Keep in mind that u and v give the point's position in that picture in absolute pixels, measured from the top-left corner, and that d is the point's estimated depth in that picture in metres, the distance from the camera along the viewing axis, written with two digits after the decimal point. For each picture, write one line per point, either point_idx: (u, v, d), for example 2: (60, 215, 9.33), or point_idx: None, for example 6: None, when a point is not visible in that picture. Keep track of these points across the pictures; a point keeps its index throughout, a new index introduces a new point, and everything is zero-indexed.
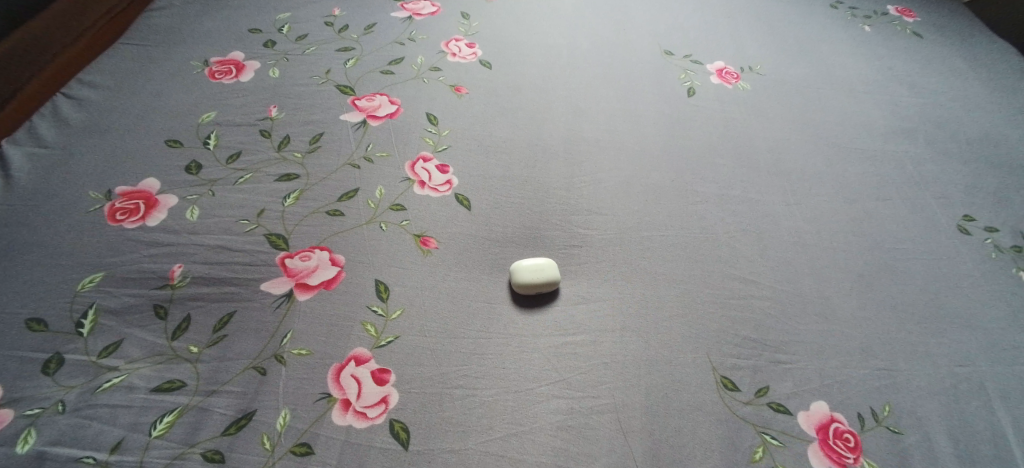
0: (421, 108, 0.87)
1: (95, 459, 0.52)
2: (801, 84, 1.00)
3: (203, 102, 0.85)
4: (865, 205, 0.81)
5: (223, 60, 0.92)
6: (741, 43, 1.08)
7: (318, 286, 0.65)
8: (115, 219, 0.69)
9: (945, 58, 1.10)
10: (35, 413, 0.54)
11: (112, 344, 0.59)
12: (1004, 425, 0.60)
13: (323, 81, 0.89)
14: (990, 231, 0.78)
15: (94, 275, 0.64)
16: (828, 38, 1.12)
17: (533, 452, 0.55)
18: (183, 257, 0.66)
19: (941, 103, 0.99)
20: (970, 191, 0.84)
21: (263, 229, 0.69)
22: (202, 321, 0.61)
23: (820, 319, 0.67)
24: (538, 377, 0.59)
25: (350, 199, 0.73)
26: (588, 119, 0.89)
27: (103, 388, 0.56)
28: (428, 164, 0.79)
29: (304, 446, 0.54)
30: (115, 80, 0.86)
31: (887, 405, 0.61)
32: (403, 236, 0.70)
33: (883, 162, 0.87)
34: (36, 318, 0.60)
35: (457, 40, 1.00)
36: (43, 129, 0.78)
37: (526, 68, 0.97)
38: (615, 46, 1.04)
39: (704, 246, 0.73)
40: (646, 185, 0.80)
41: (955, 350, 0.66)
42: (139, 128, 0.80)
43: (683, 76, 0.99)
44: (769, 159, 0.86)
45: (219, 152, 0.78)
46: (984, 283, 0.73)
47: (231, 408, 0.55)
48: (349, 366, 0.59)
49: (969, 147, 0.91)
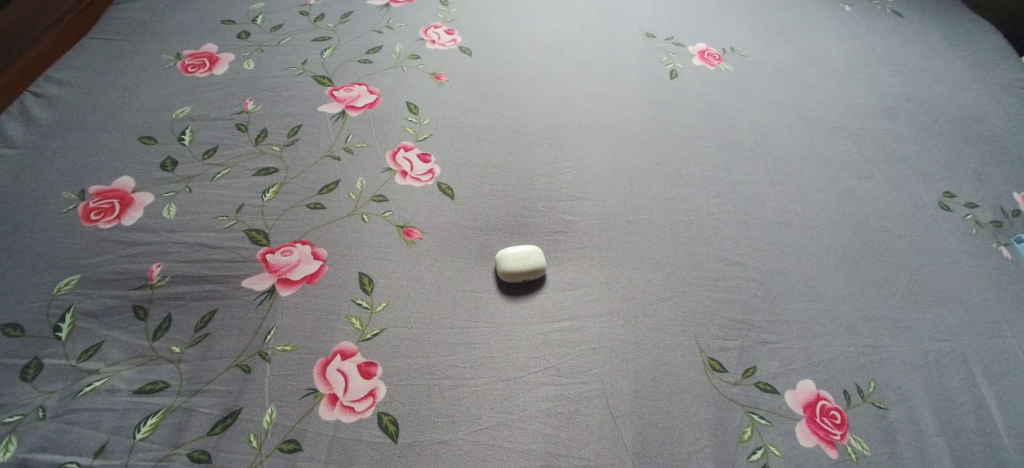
0: (401, 98, 0.85)
1: (79, 464, 0.51)
2: (783, 63, 1.00)
3: (177, 96, 0.82)
4: (848, 183, 0.81)
5: (196, 52, 0.89)
6: (724, 24, 1.07)
7: (301, 281, 0.64)
8: (89, 219, 0.67)
9: (924, 35, 1.10)
10: (14, 420, 0.53)
11: (92, 347, 0.58)
12: (985, 395, 0.61)
13: (300, 72, 0.87)
14: (970, 205, 0.79)
15: (70, 277, 0.62)
16: (810, 17, 1.12)
17: (523, 440, 0.55)
18: (162, 256, 0.64)
19: (921, 80, 1.00)
20: (950, 167, 0.84)
21: (242, 225, 0.68)
22: (183, 320, 0.60)
23: (805, 297, 0.67)
24: (527, 365, 0.59)
25: (331, 192, 0.72)
26: (571, 104, 0.89)
27: (83, 392, 0.55)
28: (409, 154, 0.78)
29: (292, 442, 0.53)
30: (84, 76, 0.84)
31: (871, 381, 0.61)
32: (386, 227, 0.69)
33: (865, 140, 0.88)
34: (11, 324, 0.59)
35: (436, 27, 0.98)
36: (10, 129, 0.76)
37: (507, 54, 0.96)
38: (596, 30, 1.03)
39: (690, 229, 0.73)
40: (631, 170, 0.80)
41: (937, 324, 0.67)
42: (111, 125, 0.78)
43: (666, 58, 0.99)
44: (752, 139, 0.86)
45: (195, 148, 0.76)
46: (964, 257, 0.73)
47: (216, 407, 0.55)
48: (335, 360, 0.58)
49: (949, 123, 0.92)
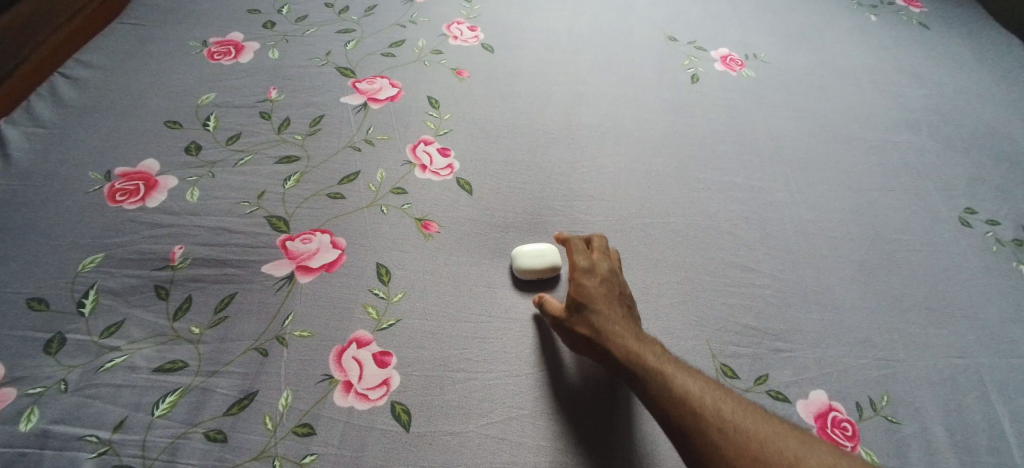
0: (422, 92, 0.86)
1: (98, 437, 0.52)
2: (805, 72, 1.00)
3: (203, 83, 0.84)
4: (867, 195, 0.81)
5: (223, 40, 0.91)
6: (746, 30, 1.07)
7: (319, 269, 0.65)
8: (114, 200, 0.69)
9: (951, 48, 1.09)
10: (37, 392, 0.54)
11: (114, 324, 0.59)
12: (999, 414, 0.61)
13: (324, 63, 0.88)
14: (990, 223, 0.79)
15: (94, 256, 0.64)
16: (834, 25, 1.11)
17: (533, 436, 0.55)
18: (184, 239, 0.66)
19: (946, 93, 0.99)
20: (972, 183, 0.84)
21: (263, 211, 0.69)
22: (203, 302, 0.61)
23: (819, 307, 0.67)
24: (539, 362, 0.60)
25: (351, 182, 0.73)
26: (591, 104, 0.89)
27: (105, 367, 0.56)
28: (429, 148, 0.78)
29: (307, 426, 0.54)
30: (113, 59, 0.85)
31: (884, 394, 0.61)
32: (404, 220, 0.70)
33: (886, 152, 0.87)
34: (36, 298, 0.60)
35: (459, 23, 0.99)
36: (40, 108, 0.77)
37: (529, 52, 0.96)
38: (618, 31, 1.03)
39: (706, 234, 0.73)
40: (649, 172, 0.80)
41: (953, 340, 0.66)
42: (138, 109, 0.79)
43: (687, 62, 0.98)
44: (772, 147, 0.86)
45: (219, 134, 0.77)
46: (983, 274, 0.73)
47: (233, 388, 0.56)
48: (351, 348, 0.59)
49: (972, 138, 0.91)
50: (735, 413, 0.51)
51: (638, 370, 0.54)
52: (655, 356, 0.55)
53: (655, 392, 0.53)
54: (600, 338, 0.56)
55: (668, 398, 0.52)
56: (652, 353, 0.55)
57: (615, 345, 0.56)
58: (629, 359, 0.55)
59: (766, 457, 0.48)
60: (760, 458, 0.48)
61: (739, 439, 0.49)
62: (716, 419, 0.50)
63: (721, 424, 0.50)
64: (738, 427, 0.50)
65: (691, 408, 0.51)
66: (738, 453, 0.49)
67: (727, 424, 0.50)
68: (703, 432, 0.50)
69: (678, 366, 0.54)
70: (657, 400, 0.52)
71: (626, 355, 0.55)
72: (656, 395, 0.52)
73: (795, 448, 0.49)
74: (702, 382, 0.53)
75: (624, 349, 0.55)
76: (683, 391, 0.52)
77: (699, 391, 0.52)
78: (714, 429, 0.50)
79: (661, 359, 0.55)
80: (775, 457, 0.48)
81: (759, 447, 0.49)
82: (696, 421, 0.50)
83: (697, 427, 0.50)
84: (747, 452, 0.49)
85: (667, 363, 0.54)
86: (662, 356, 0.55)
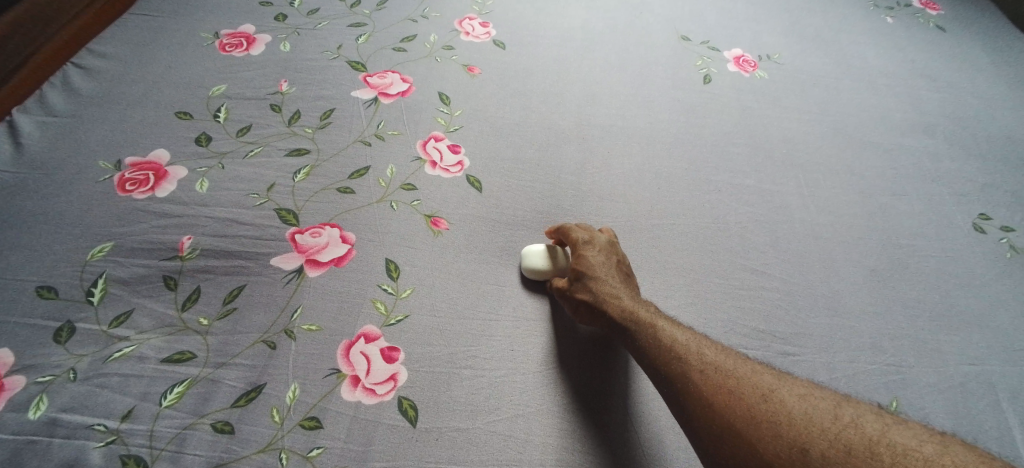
0: (433, 87, 0.86)
1: (106, 426, 0.52)
2: (819, 74, 0.99)
3: (214, 75, 0.84)
4: (880, 199, 0.80)
5: (234, 32, 0.90)
6: (760, 30, 1.06)
7: (328, 262, 0.64)
8: (125, 190, 0.69)
9: (967, 52, 1.07)
10: (46, 380, 0.54)
11: (123, 314, 0.59)
12: (1010, 423, 0.60)
13: (335, 56, 0.88)
14: (1004, 230, 0.78)
15: (105, 245, 0.64)
16: (849, 28, 1.10)
17: (539, 433, 0.55)
18: (194, 230, 0.66)
19: (961, 98, 0.97)
20: (986, 189, 0.83)
21: (273, 204, 0.69)
22: (212, 293, 0.61)
23: (830, 311, 0.67)
24: (546, 360, 0.60)
25: (361, 177, 0.73)
26: (603, 103, 0.88)
27: (113, 357, 0.56)
28: (439, 144, 0.78)
29: (314, 420, 0.54)
30: (125, 49, 0.85)
31: (894, 400, 0.60)
32: (413, 215, 0.70)
33: (899, 156, 0.86)
34: (46, 286, 0.60)
35: (471, 19, 0.98)
36: (53, 97, 0.77)
37: (541, 49, 0.96)
38: (630, 30, 1.02)
39: (716, 235, 0.73)
40: (659, 173, 0.79)
41: (964, 348, 0.65)
42: (150, 99, 0.79)
43: (700, 62, 0.98)
44: (784, 149, 0.85)
45: (230, 126, 0.77)
46: (996, 281, 0.72)
47: (241, 380, 0.56)
48: (358, 343, 0.59)
49: (987, 144, 0.90)
50: (717, 356, 0.55)
51: (633, 325, 0.57)
52: (647, 312, 0.58)
53: (646, 343, 0.56)
54: (600, 300, 0.59)
55: (657, 347, 0.55)
56: (646, 310, 0.58)
57: (613, 306, 0.59)
58: (626, 318, 0.58)
59: (743, 394, 0.51)
60: (739, 395, 0.51)
61: (722, 379, 0.52)
62: (699, 361, 0.54)
63: (705, 366, 0.53)
64: (719, 369, 0.53)
65: (678, 354, 0.54)
66: (719, 391, 0.52)
67: (710, 366, 0.53)
68: (687, 375, 0.53)
69: (668, 320, 0.58)
70: (647, 349, 0.56)
71: (623, 315, 0.58)
72: (648, 345, 0.56)
73: (770, 385, 0.52)
74: (689, 334, 0.57)
75: (622, 309, 0.58)
76: (671, 339, 0.56)
77: (686, 341, 0.56)
78: (698, 371, 0.53)
79: (654, 316, 0.58)
80: (750, 389, 0.52)
81: (738, 385, 0.52)
82: (681, 364, 0.54)
83: (682, 369, 0.53)
84: (729, 390, 0.52)
85: (657, 317, 0.58)
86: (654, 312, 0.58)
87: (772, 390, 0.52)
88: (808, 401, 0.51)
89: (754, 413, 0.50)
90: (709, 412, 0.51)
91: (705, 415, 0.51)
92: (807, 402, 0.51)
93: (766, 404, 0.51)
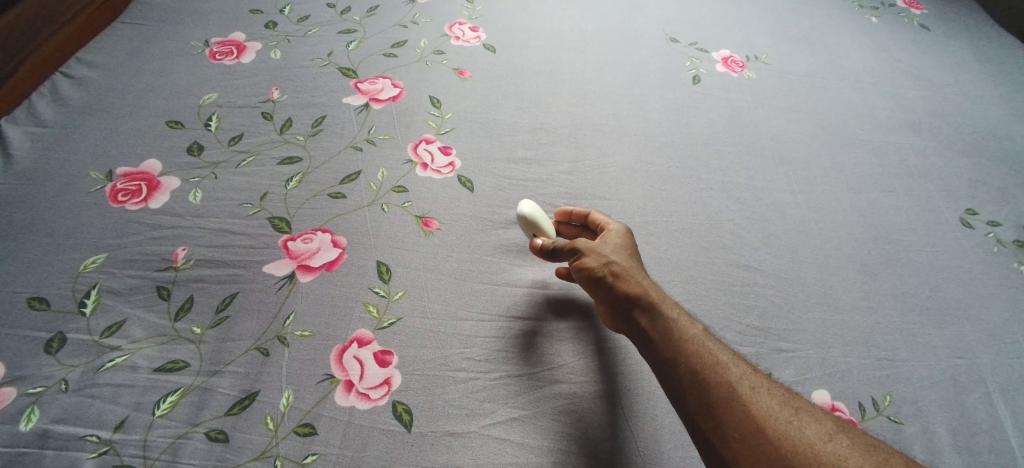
0: (424, 92, 0.86)
1: (99, 437, 0.52)
2: (806, 73, 1.00)
3: (205, 83, 0.84)
4: (868, 195, 0.81)
5: (225, 41, 0.91)
6: (748, 31, 1.07)
7: (320, 268, 0.65)
8: (117, 200, 0.69)
9: (952, 50, 1.09)
10: (37, 391, 0.54)
11: (115, 324, 0.59)
12: (1001, 415, 0.61)
13: (326, 63, 0.88)
14: (991, 224, 0.78)
15: (97, 256, 0.64)
16: (835, 27, 1.11)
17: (534, 437, 0.55)
18: (187, 240, 0.66)
19: (946, 94, 0.99)
20: (972, 184, 0.84)
21: (266, 212, 0.69)
22: (205, 302, 0.61)
23: (821, 307, 0.67)
24: (540, 362, 0.60)
25: (352, 181, 0.73)
26: (594, 104, 0.89)
27: (106, 367, 0.56)
28: (431, 147, 0.78)
29: (308, 426, 0.54)
30: (115, 59, 0.85)
31: (887, 394, 0.61)
32: (406, 218, 0.70)
33: (887, 153, 0.87)
34: (38, 298, 0.60)
35: (461, 23, 0.99)
36: (42, 107, 0.77)
37: (531, 52, 0.96)
38: (620, 32, 1.03)
39: (708, 234, 0.73)
40: (651, 173, 0.80)
41: (954, 341, 0.66)
42: (141, 108, 0.79)
43: (689, 63, 0.98)
44: (774, 148, 0.86)
45: (221, 134, 0.77)
46: (984, 275, 0.73)
47: (234, 388, 0.55)
48: (352, 347, 0.59)
49: (973, 140, 0.91)
50: (769, 393, 0.53)
51: (667, 331, 0.56)
52: (690, 332, 0.56)
53: (692, 352, 0.55)
54: (627, 277, 0.59)
55: (706, 378, 0.53)
56: (675, 309, 0.58)
57: (641, 285, 0.59)
58: (654, 306, 0.58)
59: (801, 428, 0.51)
60: (793, 435, 0.51)
61: (775, 420, 0.51)
62: (750, 389, 0.53)
63: (758, 403, 0.52)
64: (774, 408, 0.52)
65: (730, 389, 0.53)
66: (774, 433, 0.50)
67: (764, 404, 0.52)
68: (740, 413, 0.51)
69: (716, 345, 0.56)
70: (695, 379, 0.53)
71: (650, 305, 0.58)
72: (697, 355, 0.54)
73: (829, 430, 0.51)
74: (738, 363, 0.55)
75: (650, 295, 0.58)
76: (720, 363, 0.54)
77: (736, 361, 0.55)
78: (753, 410, 0.52)
79: (682, 318, 0.57)
80: (809, 426, 0.52)
81: (794, 428, 0.51)
82: (734, 402, 0.52)
83: (736, 407, 0.52)
84: (783, 432, 0.51)
85: (704, 340, 0.56)
86: (691, 325, 0.57)
87: (833, 435, 0.51)
88: (876, 455, 0.50)
89: (814, 449, 0.50)
90: (763, 454, 0.50)
91: (757, 456, 0.50)
92: (875, 456, 0.50)
93: (825, 450, 0.50)
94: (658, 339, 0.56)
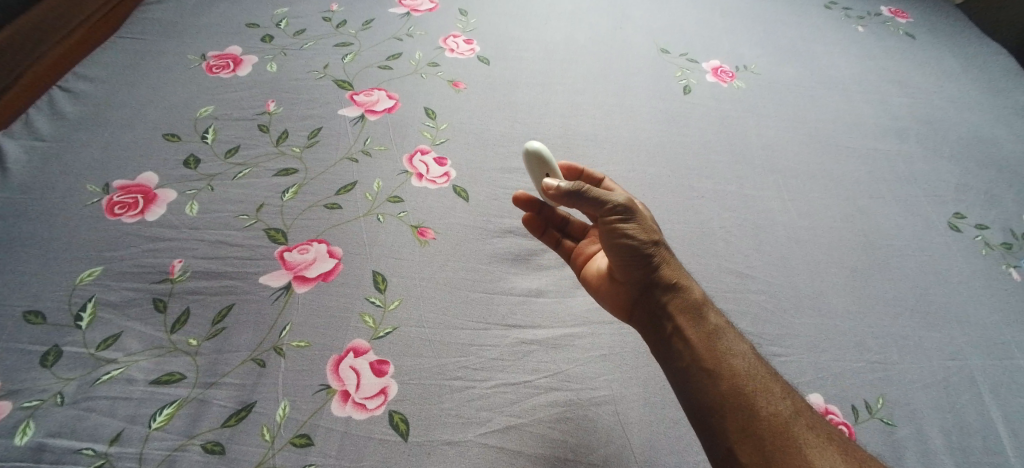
0: (419, 103, 0.87)
1: (95, 450, 0.52)
2: (795, 82, 1.01)
3: (200, 96, 0.84)
4: (858, 202, 0.82)
5: (221, 54, 0.92)
6: (738, 41, 1.08)
7: (315, 278, 0.65)
8: (114, 213, 0.69)
9: (937, 57, 1.11)
10: (32, 405, 0.54)
11: (110, 337, 0.59)
12: (992, 416, 0.61)
13: (321, 76, 0.89)
14: (980, 227, 0.80)
15: (93, 269, 0.64)
16: (823, 36, 1.13)
17: (532, 445, 0.55)
18: (184, 252, 0.66)
19: (933, 101, 1.00)
20: (960, 189, 0.85)
21: (262, 224, 0.70)
22: (201, 314, 0.61)
23: (814, 312, 0.68)
24: (537, 369, 0.60)
25: (348, 192, 0.74)
26: (586, 114, 0.90)
27: (102, 380, 0.56)
28: (426, 158, 0.79)
29: (304, 437, 0.54)
30: (111, 73, 0.86)
31: (880, 397, 0.61)
32: (401, 228, 0.71)
33: (876, 159, 0.88)
34: (33, 311, 0.60)
35: (456, 36, 1.00)
36: (38, 121, 0.78)
37: (524, 64, 0.98)
38: (611, 44, 1.04)
39: (700, 241, 0.74)
40: (644, 180, 0.81)
41: (945, 343, 0.67)
42: (138, 122, 0.80)
43: (679, 73, 1.00)
44: (764, 156, 0.87)
45: (218, 147, 0.78)
46: (973, 278, 0.74)
47: (231, 400, 0.55)
48: (348, 357, 0.59)
49: (960, 145, 0.92)
50: (826, 438, 0.54)
51: (711, 345, 0.59)
52: (739, 354, 0.59)
53: (738, 375, 0.57)
54: (670, 263, 0.63)
55: (758, 407, 0.55)
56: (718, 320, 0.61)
57: (684, 281, 0.63)
58: (700, 307, 0.61)
59: None
60: None
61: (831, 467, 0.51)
62: (804, 428, 0.54)
63: (812, 445, 0.53)
64: (833, 458, 0.52)
65: (782, 425, 0.54)
66: None
67: (818, 449, 0.53)
68: (795, 454, 0.52)
69: (767, 373, 0.58)
70: (743, 404, 0.56)
71: (695, 309, 0.61)
72: (746, 380, 0.57)
73: None
74: (791, 399, 0.56)
75: (695, 296, 0.62)
76: (772, 394, 0.56)
77: (790, 394, 0.56)
78: (805, 450, 0.53)
79: (728, 333, 0.60)
80: None
81: None
82: (788, 440, 0.53)
83: (787, 446, 0.53)
84: None
85: (753, 364, 0.58)
86: (739, 343, 0.60)
87: None
88: None
89: None
90: None
91: None
92: None
93: None
94: (704, 349, 0.59)
